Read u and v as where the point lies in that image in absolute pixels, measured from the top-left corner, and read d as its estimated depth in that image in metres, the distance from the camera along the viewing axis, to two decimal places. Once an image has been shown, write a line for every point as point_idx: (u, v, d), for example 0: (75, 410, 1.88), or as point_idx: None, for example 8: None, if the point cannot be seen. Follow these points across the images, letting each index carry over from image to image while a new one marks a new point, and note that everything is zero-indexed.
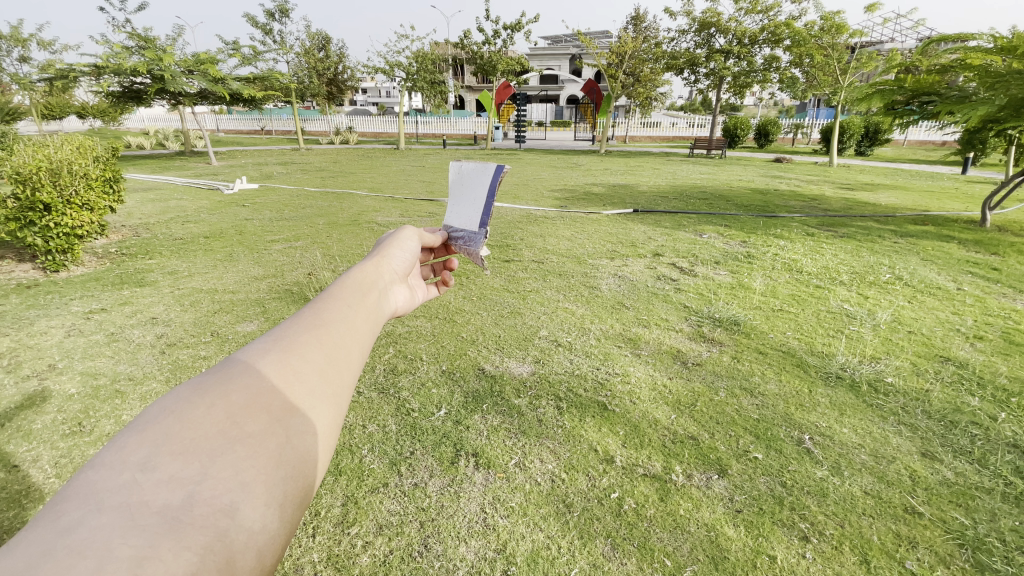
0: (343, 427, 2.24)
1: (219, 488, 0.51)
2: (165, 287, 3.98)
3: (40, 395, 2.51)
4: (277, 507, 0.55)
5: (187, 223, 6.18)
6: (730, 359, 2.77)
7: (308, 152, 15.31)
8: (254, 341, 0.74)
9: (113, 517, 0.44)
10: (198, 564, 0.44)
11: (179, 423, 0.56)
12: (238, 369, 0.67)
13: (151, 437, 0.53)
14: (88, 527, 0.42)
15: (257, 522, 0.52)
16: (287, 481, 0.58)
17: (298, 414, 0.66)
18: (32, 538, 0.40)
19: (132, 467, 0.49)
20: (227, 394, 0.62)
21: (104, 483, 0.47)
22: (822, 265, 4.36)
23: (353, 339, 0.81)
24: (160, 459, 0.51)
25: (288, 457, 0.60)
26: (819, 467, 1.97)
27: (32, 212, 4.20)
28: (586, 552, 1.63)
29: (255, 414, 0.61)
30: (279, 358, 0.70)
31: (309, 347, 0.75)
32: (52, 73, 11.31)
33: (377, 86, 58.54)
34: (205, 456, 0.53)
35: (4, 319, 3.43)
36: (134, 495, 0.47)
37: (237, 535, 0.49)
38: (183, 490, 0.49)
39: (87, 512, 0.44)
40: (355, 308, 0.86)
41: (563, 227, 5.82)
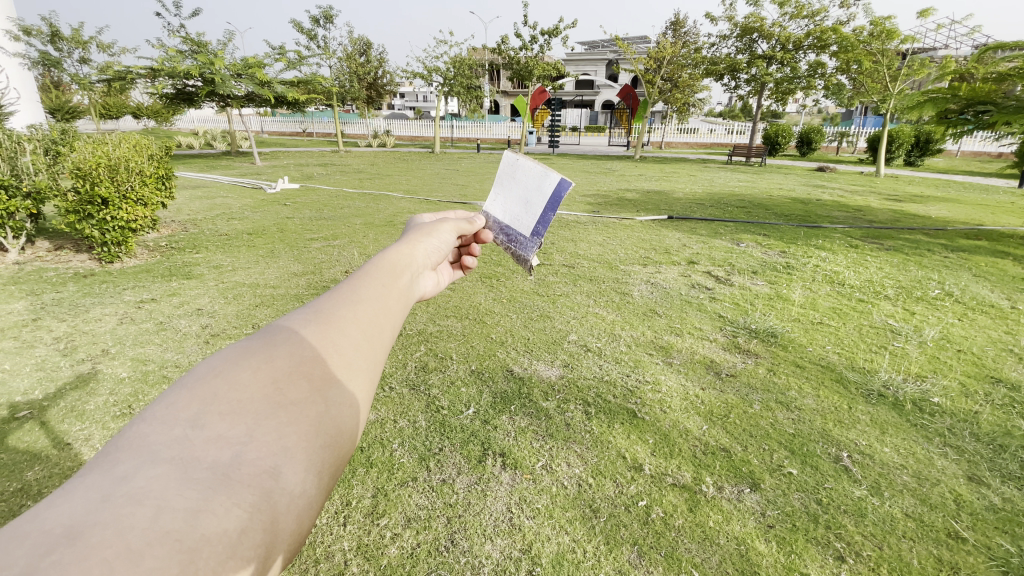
0: (375, 421, 2.29)
1: (262, 451, 0.53)
2: (210, 280, 4.16)
3: (93, 378, 2.67)
4: (315, 472, 0.57)
5: (231, 220, 6.44)
6: (766, 372, 2.70)
7: (346, 154, 15.72)
8: (295, 313, 0.75)
9: (167, 470, 0.47)
10: (247, 520, 0.48)
11: (226, 386, 0.59)
12: (281, 338, 0.69)
13: (200, 398, 0.56)
14: (145, 478, 0.46)
15: (298, 485, 0.54)
16: (325, 447, 0.59)
17: (336, 384, 0.66)
18: (96, 485, 0.45)
19: (185, 424, 0.53)
20: (271, 361, 0.64)
21: (161, 438, 0.51)
22: (865, 278, 4.20)
23: (389, 317, 0.80)
24: (209, 419, 0.54)
25: (326, 426, 0.61)
26: (857, 486, 1.90)
27: (91, 205, 4.48)
28: (612, 558, 1.62)
29: (297, 382, 0.62)
30: (317, 331, 0.71)
31: (347, 320, 0.74)
32: (112, 75, 11.98)
33: (413, 89, 59.03)
34: (250, 420, 0.55)
35: (62, 305, 3.65)
36: (186, 451, 0.50)
37: (280, 496, 0.52)
38: (230, 449, 0.52)
39: (142, 464, 0.48)
40: (391, 287, 0.85)
41: (596, 232, 5.79)
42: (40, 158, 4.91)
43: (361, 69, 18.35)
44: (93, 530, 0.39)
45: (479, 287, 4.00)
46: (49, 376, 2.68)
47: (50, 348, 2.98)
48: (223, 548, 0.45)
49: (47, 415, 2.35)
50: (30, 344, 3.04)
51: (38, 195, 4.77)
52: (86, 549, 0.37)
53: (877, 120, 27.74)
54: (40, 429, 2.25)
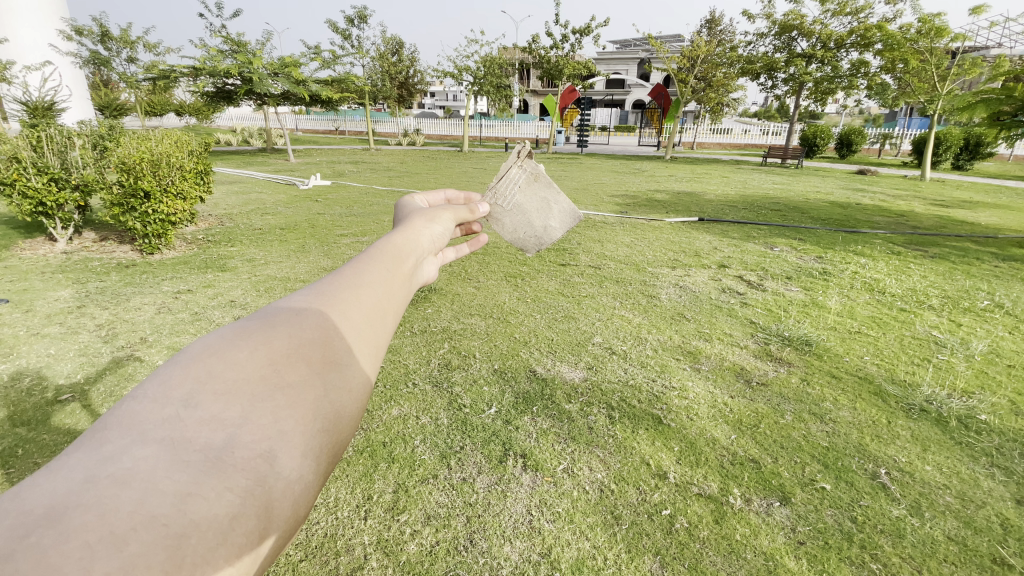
0: (398, 417, 2.31)
1: (259, 434, 0.44)
2: (244, 273, 4.28)
3: (131, 364, 2.78)
4: (315, 457, 0.47)
5: (265, 215, 6.61)
6: (799, 381, 2.60)
7: (377, 152, 15.99)
8: (293, 293, 0.63)
9: (156, 450, 0.39)
10: (237, 508, 0.40)
11: (221, 362, 0.49)
12: (280, 316, 0.57)
13: (193, 372, 0.47)
14: (132, 458, 0.38)
15: (294, 471, 0.45)
16: (325, 433, 0.49)
17: (338, 366, 0.55)
18: (78, 462, 0.37)
19: (176, 400, 0.44)
20: (269, 338, 0.53)
21: (145, 414, 0.43)
22: (907, 287, 4.01)
23: (394, 301, 0.67)
24: (202, 397, 0.45)
25: (327, 411, 0.51)
26: (896, 505, 1.81)
27: (134, 198, 4.65)
28: (633, 567, 1.58)
29: (296, 363, 0.52)
30: (319, 311, 0.59)
31: (350, 300, 0.62)
32: (157, 74, 12.46)
33: (444, 88, 58.96)
34: (245, 400, 0.46)
35: (105, 294, 3.81)
36: (177, 430, 0.42)
37: (276, 482, 0.43)
38: (223, 431, 0.43)
39: (130, 442, 0.40)
40: (398, 269, 0.72)
41: (624, 233, 5.70)
42: (88, 152, 5.13)
43: (393, 68, 18.53)
44: (71, 514, 0.32)
45: (504, 286, 3.98)
46: (91, 361, 2.79)
47: (92, 335, 3.12)
48: (210, 537, 0.37)
49: (88, 398, 2.44)
50: (74, 330, 3.18)
51: (86, 187, 4.97)
52: (64, 533, 0.30)
53: (922, 122, 26.58)
54: (81, 411, 2.34)
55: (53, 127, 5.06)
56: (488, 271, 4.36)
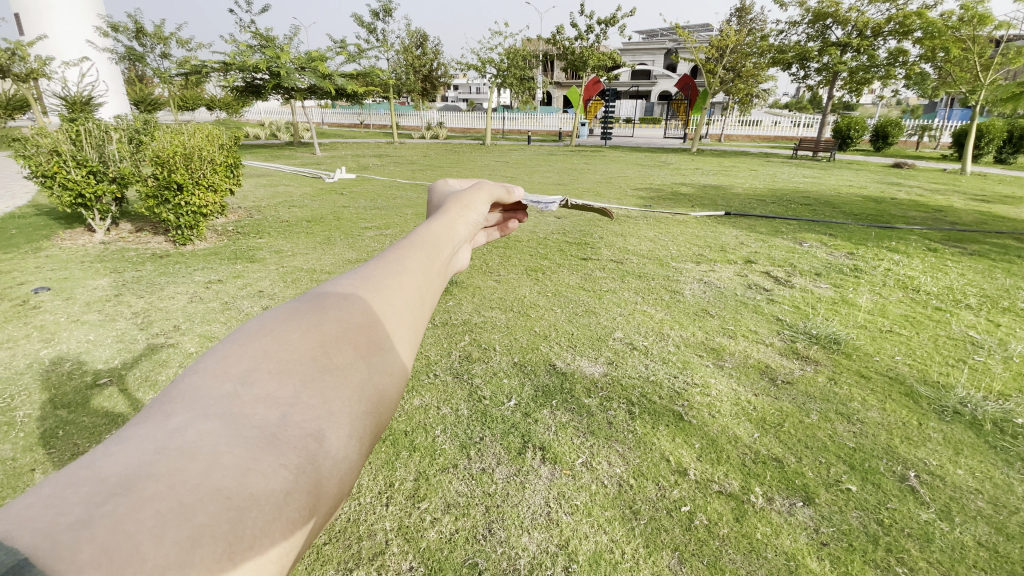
0: (419, 407, 2.34)
1: (308, 414, 0.45)
2: (272, 264, 4.39)
3: (166, 350, 2.89)
4: (359, 439, 0.48)
5: (292, 207, 6.76)
6: (826, 380, 2.55)
7: (400, 146, 16.13)
8: (340, 278, 0.65)
9: (218, 425, 0.42)
10: (291, 484, 0.41)
11: (274, 342, 0.51)
12: (328, 300, 0.59)
13: (251, 353, 0.50)
14: (196, 432, 0.40)
15: (342, 450, 0.46)
16: (370, 414, 0.50)
17: (382, 350, 0.56)
18: (148, 436, 0.40)
19: (234, 379, 0.47)
20: (320, 321, 0.55)
21: (205, 391, 0.46)
22: (943, 285, 3.86)
23: (433, 287, 0.68)
24: (258, 375, 0.47)
25: (371, 392, 0.51)
26: (924, 509, 1.76)
27: (168, 190, 4.81)
28: (651, 562, 1.58)
29: (343, 345, 0.53)
30: (364, 296, 0.60)
31: (394, 285, 0.63)
32: (189, 69, 12.79)
33: (467, 81, 58.93)
34: (297, 381, 0.47)
35: (141, 283, 3.96)
36: (235, 407, 0.44)
37: (325, 460, 0.44)
38: (277, 410, 0.45)
39: (194, 418, 0.43)
40: (437, 256, 0.73)
41: (647, 227, 5.64)
42: (124, 146, 5.32)
43: (417, 61, 18.62)
44: (146, 482, 0.34)
45: (524, 280, 3.98)
46: (127, 347, 2.91)
47: (129, 322, 3.25)
48: (268, 512, 0.38)
49: (125, 382, 2.56)
50: (112, 318, 3.32)
51: (122, 180, 5.15)
52: (137, 500, 0.33)
53: (964, 112, 25.39)
54: (119, 394, 2.45)
55: (92, 122, 5.26)
56: (509, 265, 4.37)
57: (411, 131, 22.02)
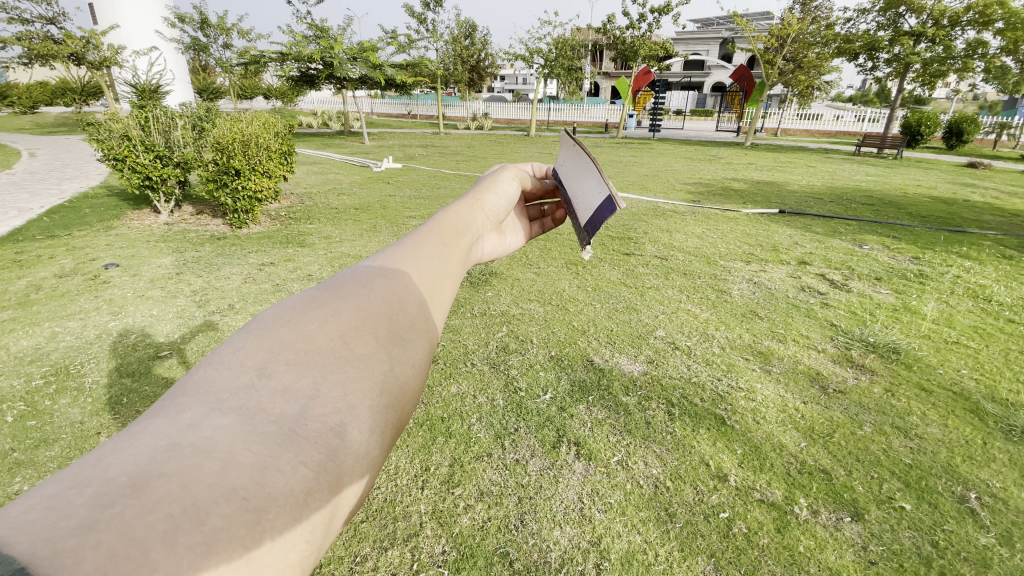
0: (456, 395, 2.37)
1: (329, 406, 0.47)
2: (320, 249, 4.54)
3: (221, 327, 3.05)
4: (379, 433, 0.49)
5: (341, 195, 6.96)
6: (882, 391, 2.40)
7: (446, 136, 16.30)
8: (361, 264, 0.67)
9: (235, 421, 0.43)
10: (312, 482, 0.42)
11: (293, 334, 0.53)
12: (347, 288, 0.61)
13: (267, 345, 0.51)
14: (211, 427, 0.42)
15: (362, 446, 0.47)
16: (391, 407, 0.51)
17: (403, 341, 0.57)
18: (164, 431, 0.42)
19: (251, 371, 0.48)
20: (339, 310, 0.56)
21: (224, 383, 0.47)
22: (1019, 295, 3.57)
23: (449, 276, 0.70)
24: (275, 368, 0.49)
25: (392, 385, 0.53)
26: (984, 533, 1.64)
27: (226, 175, 5.05)
28: (685, 566, 1.55)
29: (364, 335, 0.54)
30: (384, 285, 0.62)
31: (412, 275, 0.65)
32: (249, 59, 13.34)
33: (514, 72, 58.88)
34: (316, 371, 0.49)
35: (200, 263, 4.19)
36: (251, 401, 0.46)
37: (347, 456, 0.45)
38: (296, 402, 0.46)
39: (208, 413, 0.44)
40: (453, 246, 0.75)
41: (694, 224, 5.47)
42: (188, 132, 5.62)
43: (465, 52, 18.71)
44: (156, 483, 0.36)
45: (565, 273, 3.95)
46: (186, 323, 3.09)
47: (189, 299, 3.45)
48: (288, 512, 0.40)
49: (184, 355, 2.72)
50: (173, 295, 3.53)
51: (185, 164, 5.47)
52: (148, 504, 0.34)
53: None
54: (178, 366, 2.61)
55: (161, 109, 5.57)
56: (550, 257, 4.34)
57: (457, 122, 22.19)
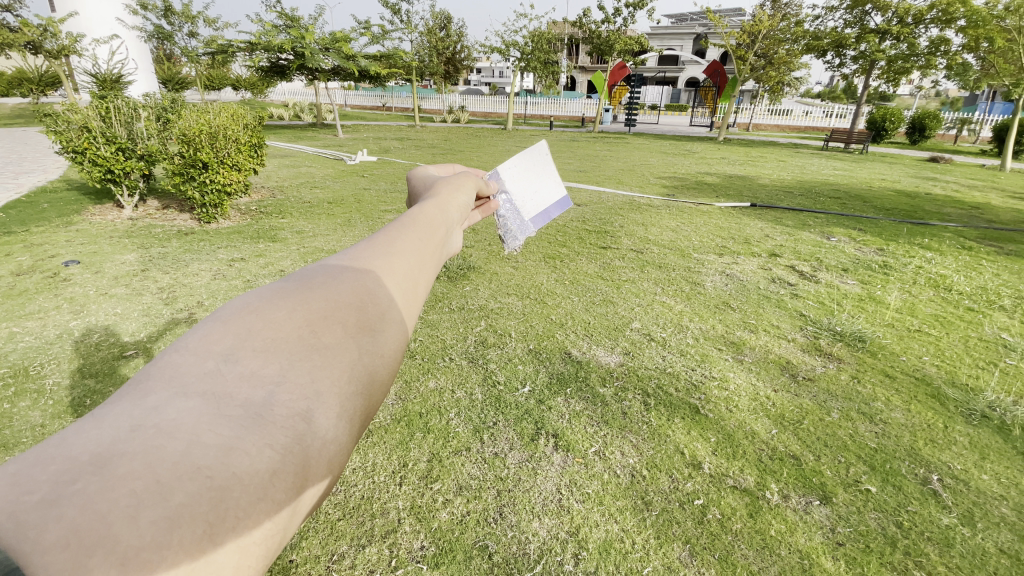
0: (434, 390, 2.36)
1: (295, 393, 0.43)
2: (293, 244, 4.43)
3: (189, 324, 2.96)
4: (349, 418, 0.45)
5: (314, 189, 6.81)
6: (849, 378, 2.48)
7: (422, 129, 16.10)
8: (329, 259, 0.62)
9: (199, 403, 0.38)
10: (277, 463, 0.38)
11: (259, 320, 0.48)
12: (315, 280, 0.56)
13: (234, 330, 0.47)
14: (175, 410, 0.37)
15: (331, 431, 0.43)
16: (360, 394, 0.47)
17: (374, 331, 0.53)
18: (124, 413, 0.37)
19: (217, 356, 0.44)
20: (307, 299, 0.52)
21: (187, 367, 0.42)
22: (977, 285, 3.72)
23: (424, 269, 0.66)
24: (242, 354, 0.45)
25: (362, 372, 0.49)
26: (946, 513, 1.71)
27: (194, 168, 4.89)
28: (661, 553, 1.57)
29: (333, 324, 0.50)
30: (355, 276, 0.58)
31: (384, 266, 0.61)
32: (216, 48, 12.90)
33: (490, 65, 58.77)
34: (283, 358, 0.45)
35: (166, 259, 4.05)
36: (216, 385, 0.41)
37: (314, 441, 0.42)
38: (262, 389, 0.42)
39: (173, 395, 0.39)
40: (429, 239, 0.71)
41: (669, 217, 5.54)
42: (152, 123, 5.41)
43: (441, 44, 18.46)
44: (118, 460, 0.31)
45: (543, 267, 3.96)
46: (153, 321, 2.99)
47: (155, 296, 3.33)
48: (253, 492, 0.36)
49: (151, 354, 2.63)
50: (138, 292, 3.41)
51: (149, 157, 5.25)
52: (110, 478, 0.30)
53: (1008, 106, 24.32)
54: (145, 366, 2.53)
55: (122, 99, 5.35)
56: (527, 251, 4.34)
57: (433, 115, 21.99)
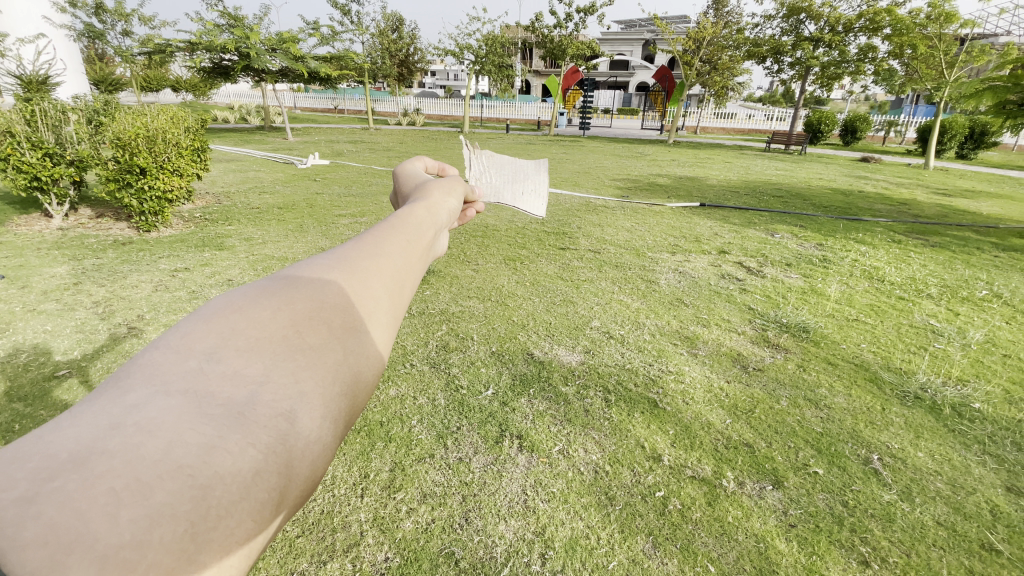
0: (395, 397, 2.31)
1: (279, 393, 0.42)
2: (241, 252, 4.25)
3: (127, 340, 2.78)
4: (333, 419, 0.45)
5: (263, 194, 6.55)
6: (795, 367, 2.61)
7: (376, 132, 15.79)
8: (315, 258, 0.61)
9: (183, 402, 0.38)
10: (260, 463, 0.39)
11: (243, 318, 0.47)
12: (300, 280, 0.55)
13: (218, 328, 0.46)
14: (156, 407, 0.37)
15: (315, 432, 0.43)
16: (344, 396, 0.47)
17: (358, 332, 0.52)
18: (102, 409, 0.36)
19: (199, 354, 0.43)
20: (291, 300, 0.51)
21: (168, 365, 0.41)
22: (907, 275, 4.00)
23: (412, 271, 0.65)
24: (225, 352, 0.44)
25: (346, 374, 0.49)
26: (887, 490, 1.83)
27: (130, 174, 4.61)
28: (626, 547, 1.60)
29: (317, 325, 0.49)
30: (341, 277, 0.56)
31: (370, 268, 0.59)
32: (153, 48, 12.22)
33: (444, 68, 58.70)
34: (267, 358, 0.44)
35: (102, 271, 3.79)
36: (200, 383, 0.40)
37: (297, 441, 0.41)
38: (246, 388, 0.42)
39: (153, 392, 0.39)
40: (417, 241, 0.69)
41: (623, 218, 5.67)
42: (82, 127, 5.07)
43: (393, 46, 18.20)
44: (99, 460, 0.32)
45: (503, 269, 3.96)
46: (88, 338, 2.78)
47: (89, 311, 3.11)
48: (235, 490, 0.37)
49: (87, 374, 2.45)
50: (71, 307, 3.17)
51: (81, 162, 4.91)
52: (90, 478, 0.30)
53: (928, 109, 26.32)
54: (80, 387, 2.35)
55: (48, 101, 4.98)
56: (487, 254, 4.33)
57: (387, 118, 21.65)
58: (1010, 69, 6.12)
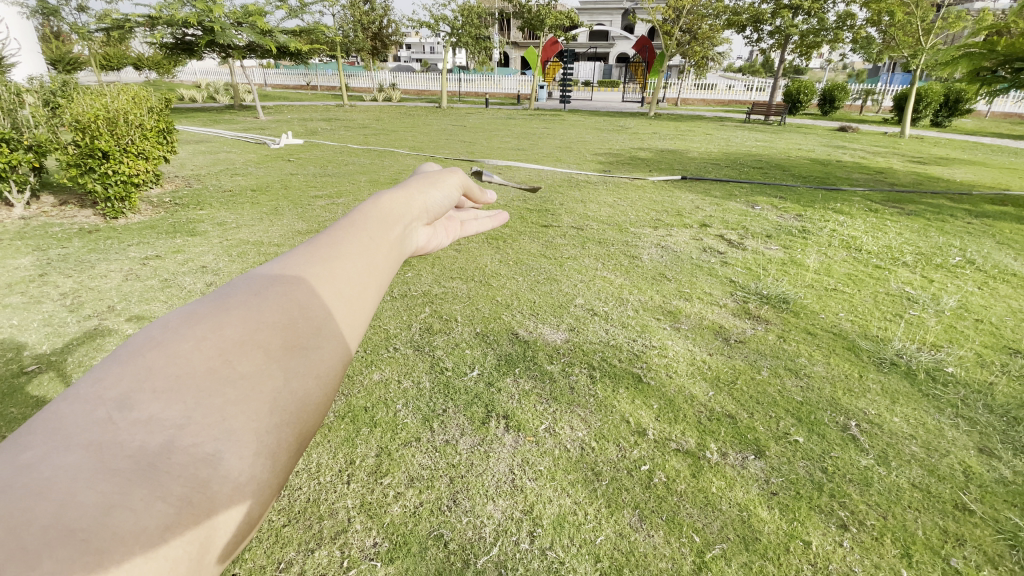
0: (379, 381, 2.29)
1: (201, 435, 0.38)
2: (215, 238, 4.11)
3: (99, 333, 2.68)
4: (272, 456, 0.41)
5: (235, 176, 6.35)
6: (776, 338, 2.65)
7: (351, 109, 15.35)
8: (260, 270, 0.54)
9: (82, 456, 0.34)
10: (174, 517, 0.35)
11: (162, 355, 0.42)
12: (235, 297, 0.49)
13: (131, 370, 0.40)
14: (53, 465, 0.33)
15: (246, 472, 0.38)
16: (287, 426, 0.42)
17: (303, 351, 0.46)
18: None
19: (109, 400, 0.38)
20: (220, 323, 0.45)
21: (72, 418, 0.37)
22: (883, 244, 4.07)
23: (374, 273, 0.56)
24: (140, 396, 0.38)
25: (287, 401, 0.43)
26: (864, 455, 1.87)
27: (92, 158, 4.41)
28: (613, 521, 1.62)
29: (250, 351, 0.43)
30: (283, 287, 0.50)
31: (323, 272, 0.52)
32: (110, 23, 11.57)
33: (421, 41, 57.84)
34: (188, 398, 0.39)
35: (67, 262, 3.63)
36: (107, 434, 0.36)
37: (222, 487, 0.37)
38: (160, 434, 0.36)
39: (54, 447, 0.35)
40: (379, 237, 0.60)
41: (606, 193, 5.64)
42: (39, 110, 4.82)
43: (365, 18, 17.53)
44: None
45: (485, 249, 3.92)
46: (57, 332, 2.68)
47: (56, 304, 2.99)
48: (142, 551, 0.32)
49: (60, 369, 2.37)
50: (37, 300, 3.04)
51: (39, 148, 4.67)
52: None
53: (904, 77, 26.61)
54: (52, 383, 2.27)
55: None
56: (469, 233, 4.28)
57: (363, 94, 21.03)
58: (984, 35, 6.13)
